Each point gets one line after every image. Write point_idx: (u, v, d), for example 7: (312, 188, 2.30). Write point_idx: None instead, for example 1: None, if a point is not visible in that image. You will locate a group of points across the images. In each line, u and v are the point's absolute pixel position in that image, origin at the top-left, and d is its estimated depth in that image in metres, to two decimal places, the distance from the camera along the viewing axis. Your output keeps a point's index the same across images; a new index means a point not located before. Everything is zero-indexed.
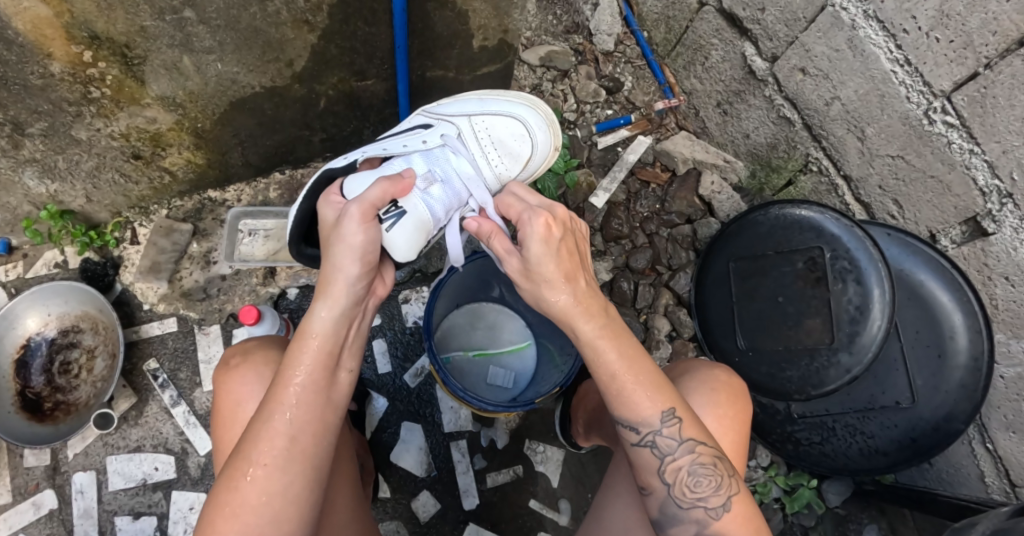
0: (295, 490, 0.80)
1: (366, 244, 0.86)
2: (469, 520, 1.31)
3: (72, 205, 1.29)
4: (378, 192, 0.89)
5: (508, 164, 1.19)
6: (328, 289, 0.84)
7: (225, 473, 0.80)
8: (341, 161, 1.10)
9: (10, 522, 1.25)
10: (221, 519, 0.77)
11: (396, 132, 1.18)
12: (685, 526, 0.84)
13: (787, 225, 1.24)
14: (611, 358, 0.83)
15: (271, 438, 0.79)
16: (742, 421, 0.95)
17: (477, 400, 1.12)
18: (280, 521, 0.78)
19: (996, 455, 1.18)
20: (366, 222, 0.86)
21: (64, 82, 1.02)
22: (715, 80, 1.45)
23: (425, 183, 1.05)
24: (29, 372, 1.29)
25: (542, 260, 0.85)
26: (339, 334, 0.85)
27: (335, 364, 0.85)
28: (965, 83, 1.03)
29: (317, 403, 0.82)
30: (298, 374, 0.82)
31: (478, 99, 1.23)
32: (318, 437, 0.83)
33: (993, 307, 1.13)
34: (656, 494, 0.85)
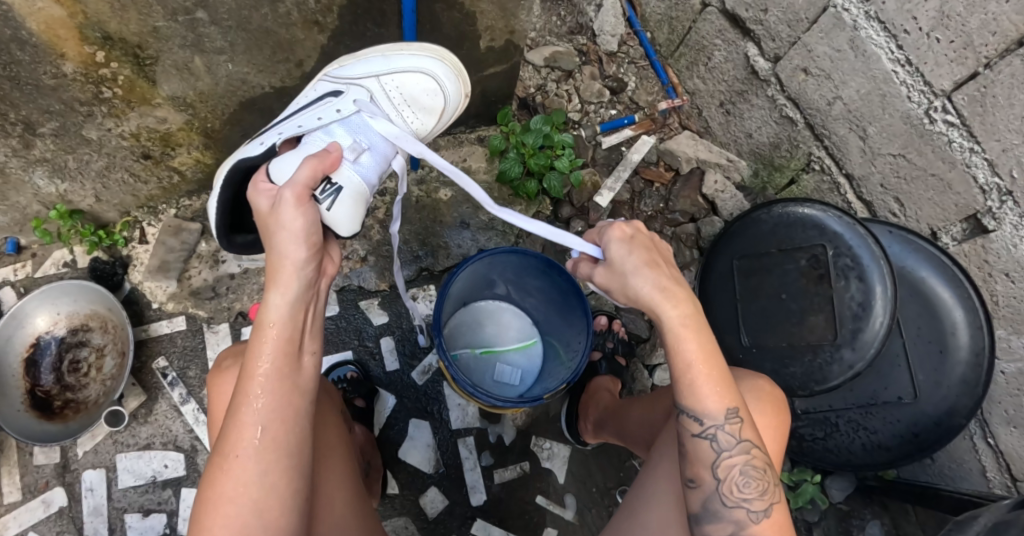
0: (272, 478, 0.80)
1: (306, 226, 0.83)
2: (477, 516, 1.32)
3: (82, 204, 1.30)
4: (309, 172, 0.87)
5: (422, 117, 1.14)
6: (277, 275, 0.83)
7: (208, 469, 0.81)
8: (257, 146, 1.06)
9: (20, 519, 1.26)
10: (206, 514, 0.79)
11: (300, 105, 1.11)
12: (722, 524, 0.84)
13: (791, 224, 1.25)
14: (690, 349, 0.82)
15: (241, 430, 0.80)
16: (781, 429, 0.97)
17: (489, 395, 1.12)
18: (260, 510, 0.79)
19: (997, 450, 1.20)
20: (302, 204, 0.84)
21: (76, 82, 1.03)
22: (718, 80, 1.46)
23: (352, 151, 1.02)
24: (38, 371, 1.30)
25: (626, 253, 0.84)
26: (297, 319, 0.84)
27: (298, 350, 0.85)
28: (965, 83, 1.05)
29: (282, 390, 0.82)
30: (261, 364, 0.81)
31: (382, 55, 1.12)
32: (289, 425, 0.82)
33: (994, 303, 1.15)
34: (703, 488, 0.85)
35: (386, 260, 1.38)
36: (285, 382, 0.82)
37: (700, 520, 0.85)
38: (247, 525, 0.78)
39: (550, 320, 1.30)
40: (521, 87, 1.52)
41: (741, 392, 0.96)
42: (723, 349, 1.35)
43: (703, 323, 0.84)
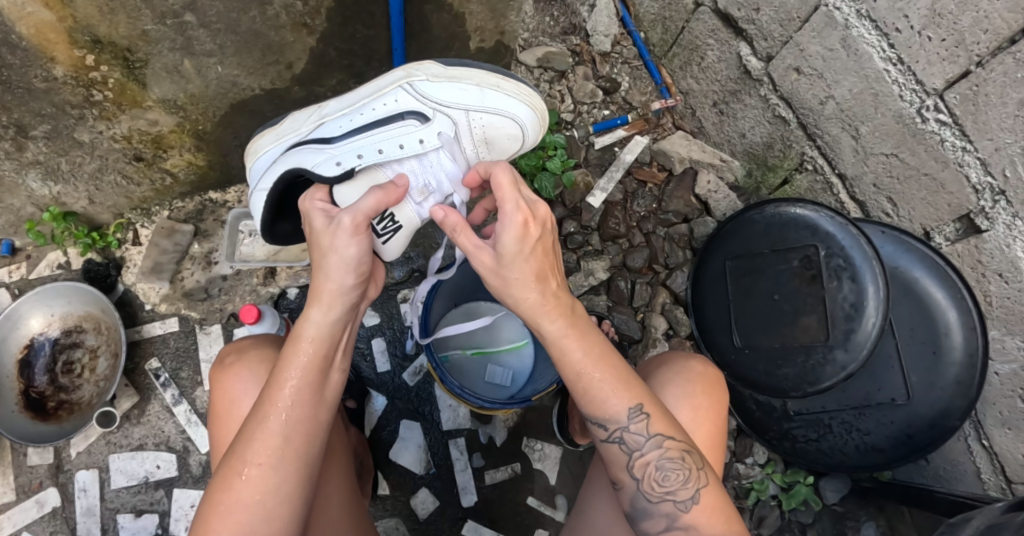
0: (288, 487, 0.81)
1: (358, 256, 0.86)
2: (468, 517, 1.32)
3: (75, 206, 1.30)
4: (373, 202, 0.88)
5: (494, 154, 1.11)
6: (320, 292, 0.85)
7: (219, 472, 0.81)
8: (332, 167, 1.04)
9: (14, 519, 1.27)
10: (216, 519, 0.79)
11: (378, 117, 1.05)
12: (656, 519, 0.88)
13: (783, 224, 1.25)
14: (577, 356, 0.86)
15: (266, 438, 0.81)
16: (718, 407, 1.01)
17: (474, 396, 1.14)
18: (272, 517, 0.80)
19: (992, 452, 1.18)
20: (358, 233, 0.86)
21: (67, 85, 1.03)
22: (711, 80, 1.46)
23: (419, 190, 1.07)
24: (32, 372, 1.30)
25: (515, 251, 0.83)
26: (333, 338, 0.87)
27: (328, 365, 0.87)
28: (957, 81, 1.04)
29: (310, 404, 0.84)
30: (293, 376, 0.83)
31: (476, 85, 1.05)
32: (310, 437, 0.84)
33: (988, 303, 1.14)
34: (627, 488, 0.90)
35: None
36: (316, 397, 0.84)
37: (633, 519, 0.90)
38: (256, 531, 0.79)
39: None
40: None
41: (673, 379, 1.01)
42: (716, 350, 1.35)
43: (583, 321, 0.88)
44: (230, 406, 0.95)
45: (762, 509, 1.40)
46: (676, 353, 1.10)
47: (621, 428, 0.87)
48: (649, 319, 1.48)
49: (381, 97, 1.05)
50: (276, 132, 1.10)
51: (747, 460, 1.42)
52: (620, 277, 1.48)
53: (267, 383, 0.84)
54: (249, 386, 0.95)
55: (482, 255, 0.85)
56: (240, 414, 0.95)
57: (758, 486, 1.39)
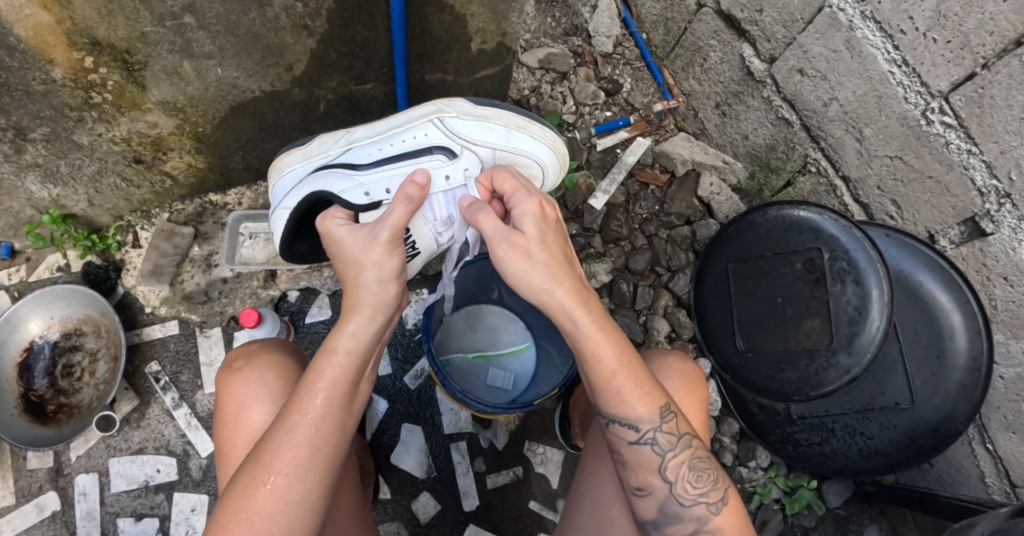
0: (312, 497, 0.82)
1: (396, 273, 0.87)
2: (469, 521, 1.32)
3: (74, 209, 1.30)
4: (404, 213, 0.87)
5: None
6: (356, 305, 0.86)
7: (240, 480, 0.81)
8: (362, 198, 1.06)
9: (13, 523, 1.26)
10: (236, 526, 0.79)
11: (408, 150, 1.06)
12: (686, 523, 0.90)
13: (786, 226, 1.24)
14: (609, 356, 0.87)
15: (293, 448, 0.81)
16: (700, 401, 1.04)
17: (477, 402, 1.12)
18: (297, 526, 0.80)
19: (996, 456, 1.18)
20: (394, 249, 0.87)
21: (66, 87, 1.03)
22: (714, 81, 1.45)
23: (441, 220, 1.08)
24: (31, 376, 1.30)
25: (538, 226, 0.87)
26: (366, 352, 0.87)
27: (358, 378, 0.88)
28: (962, 83, 1.03)
29: (338, 417, 0.85)
30: (325, 387, 0.84)
31: (504, 125, 1.09)
32: (336, 448, 0.85)
33: (993, 307, 1.13)
34: (657, 493, 0.90)
35: None
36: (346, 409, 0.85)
37: (659, 524, 0.91)
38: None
39: (543, 324, 1.28)
40: (515, 89, 1.53)
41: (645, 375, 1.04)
42: (719, 354, 1.34)
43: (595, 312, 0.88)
44: (239, 411, 0.95)
45: (765, 513, 1.39)
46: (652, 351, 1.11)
47: (656, 431, 0.89)
48: (651, 322, 1.47)
49: (411, 128, 1.06)
50: (304, 151, 1.10)
51: (749, 464, 1.42)
52: (622, 280, 1.47)
53: (295, 393, 0.84)
54: (261, 391, 0.95)
55: (503, 235, 0.85)
56: (250, 422, 0.94)
57: (761, 490, 1.39)
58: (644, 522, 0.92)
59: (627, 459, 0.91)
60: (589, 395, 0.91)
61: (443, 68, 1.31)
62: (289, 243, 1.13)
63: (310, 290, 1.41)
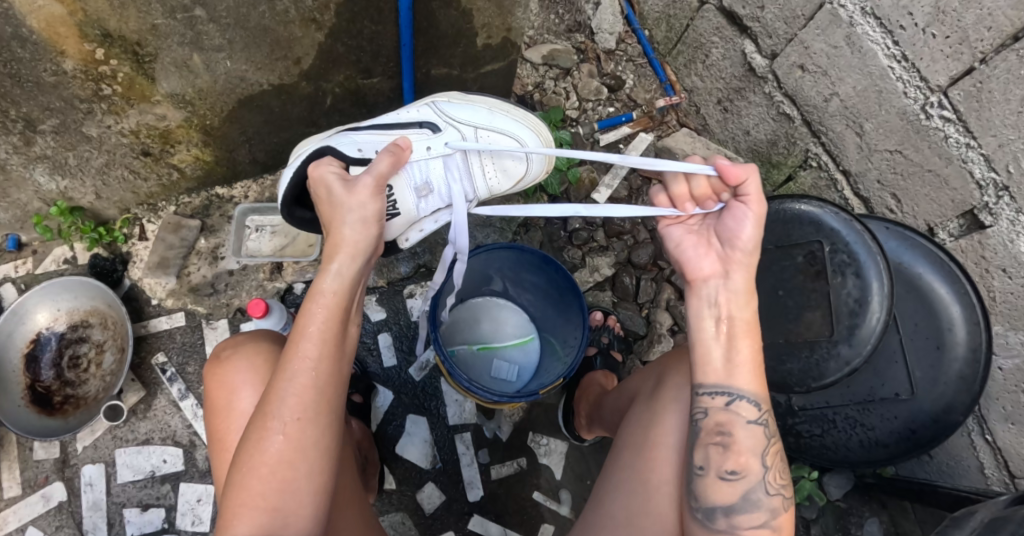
0: (322, 439, 0.82)
1: (378, 212, 0.89)
2: (474, 512, 1.32)
3: (82, 201, 1.31)
4: (388, 164, 0.92)
5: (503, 178, 1.15)
6: (340, 248, 0.87)
7: (248, 435, 0.80)
8: (353, 152, 1.06)
9: (19, 514, 1.26)
10: (254, 481, 0.78)
11: (399, 120, 1.13)
12: (760, 512, 0.82)
13: (787, 220, 1.25)
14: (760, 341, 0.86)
15: (298, 394, 0.80)
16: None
17: (483, 390, 1.13)
18: (315, 468, 0.81)
19: (995, 447, 1.19)
20: (377, 192, 0.90)
21: (76, 79, 1.04)
22: (716, 77, 1.47)
23: (422, 185, 1.09)
24: (39, 367, 1.30)
25: None
26: (351, 292, 0.87)
27: (346, 319, 0.87)
28: (961, 78, 1.05)
29: (334, 357, 0.84)
30: (316, 329, 0.83)
31: (487, 108, 1.15)
32: (335, 390, 0.85)
33: (991, 299, 1.15)
34: (749, 478, 0.82)
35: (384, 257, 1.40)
36: (341, 349, 0.84)
37: (733, 512, 0.82)
38: (299, 484, 0.79)
39: (548, 317, 1.31)
40: (519, 85, 1.55)
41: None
42: None
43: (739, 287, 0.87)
44: (234, 392, 0.95)
45: None
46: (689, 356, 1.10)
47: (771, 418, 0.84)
48: (654, 315, 1.48)
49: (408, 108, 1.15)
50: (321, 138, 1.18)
51: None
52: (625, 273, 1.48)
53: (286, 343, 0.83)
54: (246, 372, 0.96)
55: None
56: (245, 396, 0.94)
57: None
58: (716, 509, 0.82)
59: (735, 439, 0.83)
60: (718, 368, 0.84)
61: (449, 63, 1.32)
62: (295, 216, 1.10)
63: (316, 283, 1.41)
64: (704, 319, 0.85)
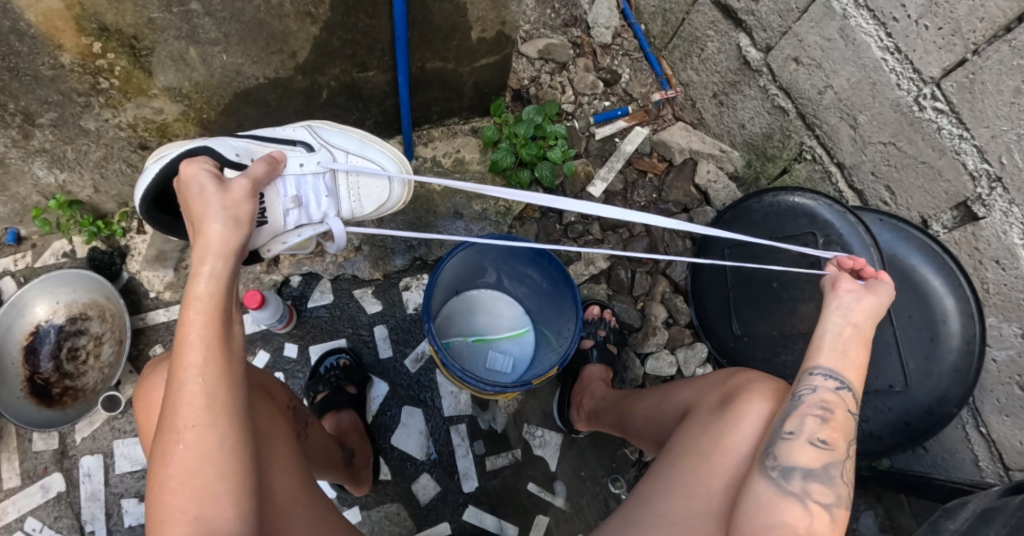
0: (229, 441, 0.76)
1: (246, 208, 0.85)
2: (469, 503, 1.33)
3: (80, 195, 1.32)
4: (264, 169, 0.92)
5: (365, 201, 1.16)
6: (208, 247, 0.80)
7: (156, 451, 0.75)
8: (230, 154, 1.01)
9: (18, 505, 1.27)
10: (169, 497, 0.73)
11: (275, 136, 1.12)
12: (829, 491, 0.76)
13: (781, 212, 1.27)
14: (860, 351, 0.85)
15: (187, 402, 0.75)
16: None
17: (476, 380, 1.13)
18: (228, 472, 0.75)
19: (990, 439, 1.19)
20: (251, 189, 0.86)
21: (74, 73, 1.05)
22: (711, 71, 1.47)
23: (292, 198, 1.05)
24: (37, 359, 1.31)
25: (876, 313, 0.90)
26: (225, 290, 0.81)
27: (230, 318, 0.81)
28: (954, 69, 1.05)
29: (224, 358, 0.78)
30: (196, 334, 0.77)
31: (359, 138, 1.18)
32: (233, 390, 0.78)
33: (985, 291, 1.15)
34: (836, 454, 0.78)
35: (380, 249, 1.41)
36: (227, 349, 0.78)
37: (810, 475, 0.77)
38: (215, 490, 0.74)
39: (542, 309, 1.32)
40: (515, 79, 1.55)
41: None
42: (715, 338, 1.38)
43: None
44: (150, 411, 0.89)
45: None
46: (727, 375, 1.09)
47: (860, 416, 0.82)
48: (648, 308, 1.48)
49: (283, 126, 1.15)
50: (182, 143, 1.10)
51: None
52: (620, 267, 1.49)
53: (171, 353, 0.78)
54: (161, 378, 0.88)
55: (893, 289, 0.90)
56: None
57: None
58: (795, 470, 0.77)
59: (834, 415, 0.80)
60: (832, 353, 0.83)
61: (444, 57, 1.33)
62: (152, 217, 1.02)
63: (313, 275, 1.41)
64: (834, 318, 0.85)
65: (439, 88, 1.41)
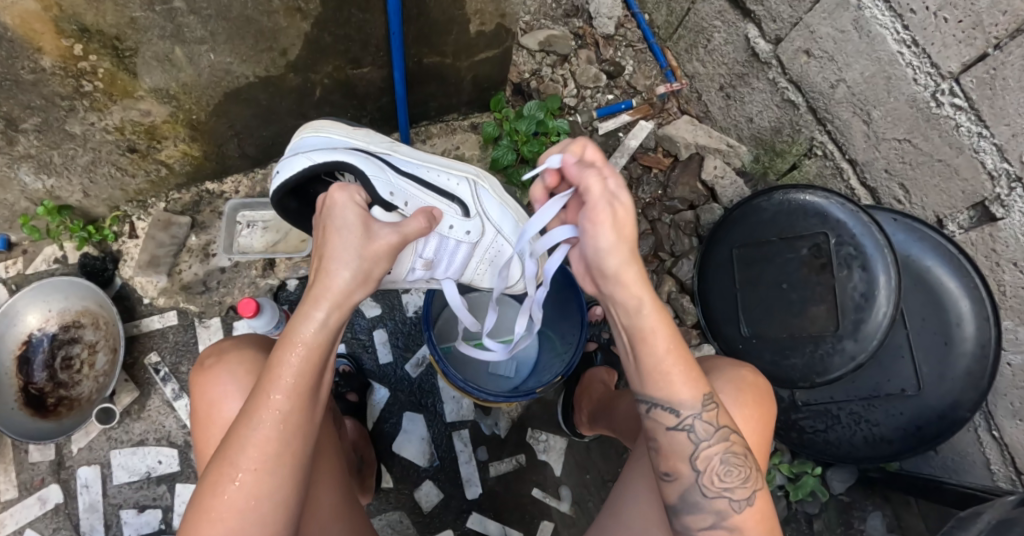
0: (285, 488, 0.77)
1: (379, 262, 0.84)
2: (472, 509, 1.32)
3: (70, 200, 1.28)
4: (420, 225, 0.88)
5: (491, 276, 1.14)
6: (327, 292, 0.81)
7: (211, 475, 0.76)
8: (384, 193, 0.98)
9: (16, 517, 1.26)
10: (208, 526, 0.74)
11: (442, 179, 1.06)
12: (703, 515, 0.81)
13: (792, 211, 1.22)
14: (662, 337, 0.81)
15: (258, 444, 0.75)
16: (765, 427, 0.92)
17: (478, 390, 1.11)
18: (266, 521, 0.76)
19: (1002, 443, 1.16)
20: (397, 242, 0.85)
21: (55, 76, 1.01)
22: (718, 63, 1.42)
23: (423, 260, 1.03)
24: (31, 369, 1.28)
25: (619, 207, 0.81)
26: (329, 341, 0.81)
27: (323, 368, 0.82)
28: (974, 64, 1.00)
29: (306, 408, 0.79)
30: (290, 379, 0.78)
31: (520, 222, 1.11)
32: (303, 440, 0.79)
33: (1001, 293, 1.11)
34: (682, 480, 0.82)
35: None
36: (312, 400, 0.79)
37: (681, 512, 0.83)
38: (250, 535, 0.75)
39: (546, 312, 1.28)
40: (515, 73, 1.51)
41: (727, 385, 0.92)
42: (723, 339, 1.34)
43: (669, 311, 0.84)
44: (210, 415, 0.89)
45: None
46: (716, 358, 1.03)
47: (701, 422, 0.81)
48: None
49: (451, 170, 1.08)
50: (353, 131, 1.09)
51: None
52: None
53: (258, 384, 0.78)
54: (232, 386, 0.89)
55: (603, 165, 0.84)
56: (225, 413, 0.89)
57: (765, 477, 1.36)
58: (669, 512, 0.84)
59: (662, 444, 0.83)
60: (640, 376, 0.83)
61: (442, 51, 1.27)
62: (281, 203, 1.06)
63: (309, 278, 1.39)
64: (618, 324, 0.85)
65: (437, 84, 1.37)
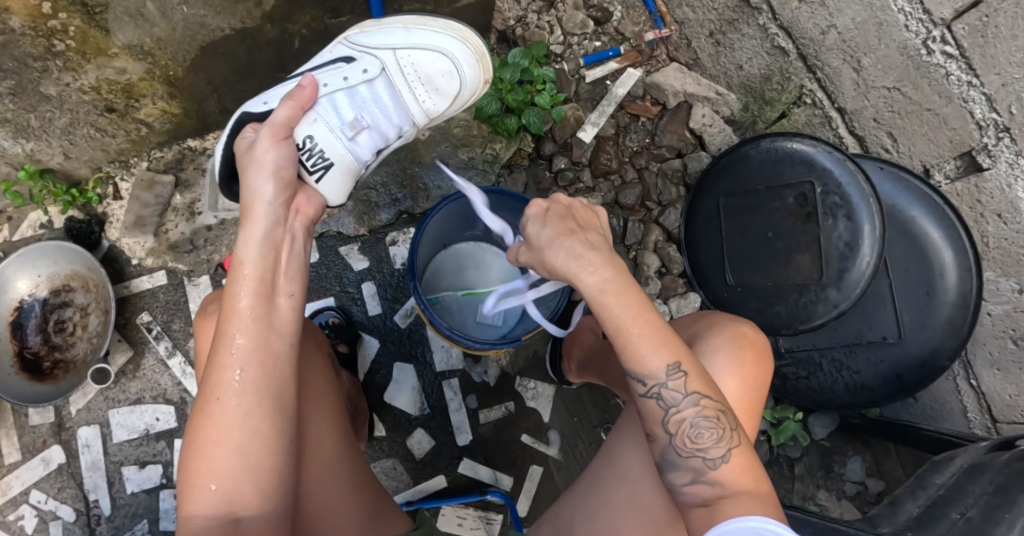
0: (261, 414, 0.78)
1: (277, 163, 0.90)
2: (464, 456, 1.37)
3: (50, 163, 1.26)
4: (289, 110, 0.95)
5: (435, 98, 1.13)
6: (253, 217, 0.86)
7: (194, 416, 0.79)
8: (260, 106, 1.08)
9: (21, 478, 1.30)
10: (198, 461, 0.76)
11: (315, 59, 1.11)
12: (682, 471, 0.84)
13: (778, 159, 1.22)
14: (616, 312, 0.81)
15: (220, 372, 0.79)
16: (761, 381, 0.94)
17: (464, 338, 1.12)
18: (247, 448, 0.77)
19: (979, 392, 1.21)
20: (275, 141, 0.92)
21: (25, 36, 0.96)
22: (708, 8, 1.37)
23: (347, 126, 1.07)
24: (24, 333, 1.30)
25: (538, 229, 0.84)
26: (268, 263, 0.85)
27: (273, 292, 0.85)
28: (966, 11, 0.99)
29: (260, 330, 0.81)
30: (241, 306, 0.82)
31: (404, 26, 1.10)
32: (270, 367, 0.81)
33: (984, 245, 1.13)
34: (659, 441, 0.86)
35: (364, 204, 1.37)
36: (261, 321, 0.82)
37: (662, 471, 0.86)
38: (235, 463, 0.76)
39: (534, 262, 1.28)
40: (500, 19, 1.46)
41: (724, 343, 0.93)
42: (709, 288, 1.36)
43: (632, 291, 0.82)
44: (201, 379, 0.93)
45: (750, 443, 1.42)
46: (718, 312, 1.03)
47: (672, 388, 0.83)
48: (641, 257, 1.47)
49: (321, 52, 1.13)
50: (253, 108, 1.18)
51: None
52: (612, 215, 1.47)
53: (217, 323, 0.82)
54: None
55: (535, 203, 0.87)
56: None
57: None
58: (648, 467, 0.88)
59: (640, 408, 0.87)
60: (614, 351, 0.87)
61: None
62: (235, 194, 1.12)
63: None
64: None
65: None
